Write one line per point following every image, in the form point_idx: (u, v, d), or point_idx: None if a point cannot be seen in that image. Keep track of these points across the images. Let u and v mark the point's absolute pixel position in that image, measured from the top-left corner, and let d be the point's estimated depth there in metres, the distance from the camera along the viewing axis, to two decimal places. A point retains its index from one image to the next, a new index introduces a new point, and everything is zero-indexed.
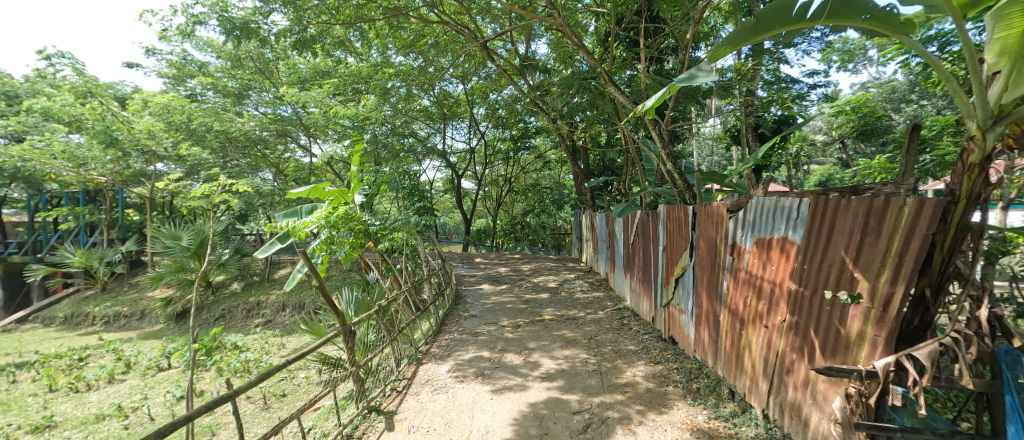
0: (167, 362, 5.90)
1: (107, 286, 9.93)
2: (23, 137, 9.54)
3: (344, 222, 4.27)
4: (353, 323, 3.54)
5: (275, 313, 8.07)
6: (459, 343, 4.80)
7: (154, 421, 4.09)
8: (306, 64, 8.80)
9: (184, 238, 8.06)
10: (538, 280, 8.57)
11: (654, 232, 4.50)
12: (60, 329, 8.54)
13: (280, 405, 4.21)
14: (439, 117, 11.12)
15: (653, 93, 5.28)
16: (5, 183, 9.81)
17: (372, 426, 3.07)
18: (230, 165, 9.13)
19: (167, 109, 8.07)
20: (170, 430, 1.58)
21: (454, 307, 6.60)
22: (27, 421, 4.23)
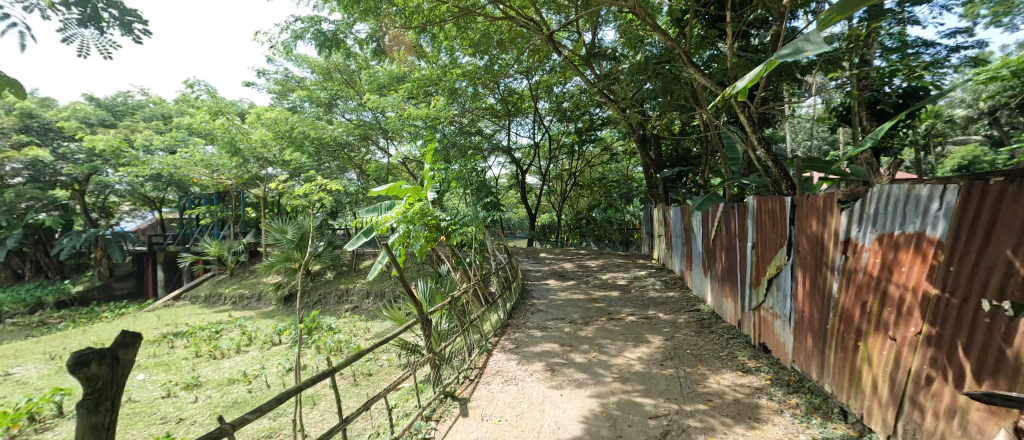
0: (278, 338, 6.88)
1: (234, 272, 11.85)
2: (174, 149, 11.74)
3: (420, 217, 4.52)
4: (430, 313, 3.75)
5: (361, 300, 8.92)
6: (527, 338, 4.84)
7: (270, 387, 4.81)
8: (384, 71, 9.45)
9: (289, 231, 9.26)
10: (607, 277, 8.30)
11: (741, 227, 4.06)
12: (202, 306, 10.43)
13: (368, 383, 4.66)
14: (505, 114, 11.22)
15: (739, 72, 4.74)
16: (164, 187, 12.21)
17: (448, 411, 3.24)
18: (323, 167, 10.25)
19: (275, 120, 9.32)
20: (286, 397, 1.83)
21: (522, 301, 6.68)
22: (182, 379, 5.25)
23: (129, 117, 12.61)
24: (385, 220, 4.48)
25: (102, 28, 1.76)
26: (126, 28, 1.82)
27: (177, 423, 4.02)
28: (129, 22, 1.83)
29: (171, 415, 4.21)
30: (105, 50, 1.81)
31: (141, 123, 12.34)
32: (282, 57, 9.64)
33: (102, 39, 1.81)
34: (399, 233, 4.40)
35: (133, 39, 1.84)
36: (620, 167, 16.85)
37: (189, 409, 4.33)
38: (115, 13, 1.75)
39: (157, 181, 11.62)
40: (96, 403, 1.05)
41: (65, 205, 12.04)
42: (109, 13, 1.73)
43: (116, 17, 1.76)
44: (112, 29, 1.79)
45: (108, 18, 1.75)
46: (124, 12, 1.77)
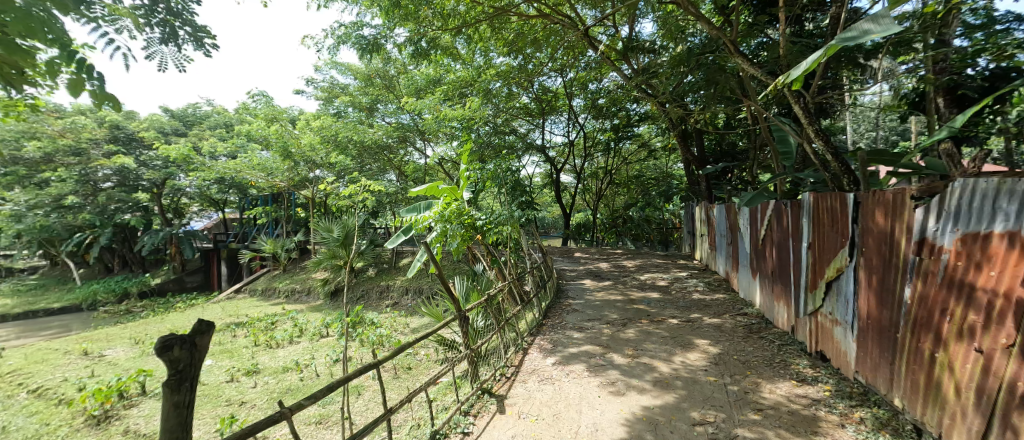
0: (326, 331, 7.30)
1: (286, 268, 12.71)
2: (234, 155, 12.76)
3: (456, 216, 4.62)
4: (467, 310, 3.82)
5: (401, 296, 9.25)
6: (563, 338, 4.82)
7: (319, 376, 5.12)
8: (422, 75, 9.68)
9: (335, 230, 9.79)
10: (645, 277, 8.06)
11: (795, 226, 3.80)
12: (259, 299, 11.29)
13: (408, 376, 4.84)
14: (539, 113, 11.14)
15: (792, 60, 4.42)
16: (226, 189, 13.31)
17: (486, 407, 3.29)
18: (365, 169, 10.71)
19: (322, 125, 9.87)
20: (334, 388, 1.95)
21: (557, 300, 6.64)
22: (243, 366, 5.72)
23: (197, 126, 13.87)
24: (423, 220, 4.62)
25: (175, 43, 1.83)
26: (198, 44, 1.91)
27: (240, 405, 4.39)
28: (201, 39, 1.93)
29: (235, 398, 4.60)
30: (178, 64, 1.89)
31: (207, 131, 13.53)
32: (327, 65, 10.16)
33: (172, 53, 1.86)
34: (437, 232, 4.51)
35: (204, 55, 1.92)
36: (660, 163, 16.25)
37: (249, 394, 4.71)
38: (187, 28, 1.83)
39: (221, 184, 12.69)
40: (179, 383, 1.19)
41: (146, 207, 13.48)
42: (183, 29, 1.81)
43: (190, 33, 1.85)
44: (184, 45, 1.86)
45: (183, 36, 1.83)
46: (197, 28, 1.86)
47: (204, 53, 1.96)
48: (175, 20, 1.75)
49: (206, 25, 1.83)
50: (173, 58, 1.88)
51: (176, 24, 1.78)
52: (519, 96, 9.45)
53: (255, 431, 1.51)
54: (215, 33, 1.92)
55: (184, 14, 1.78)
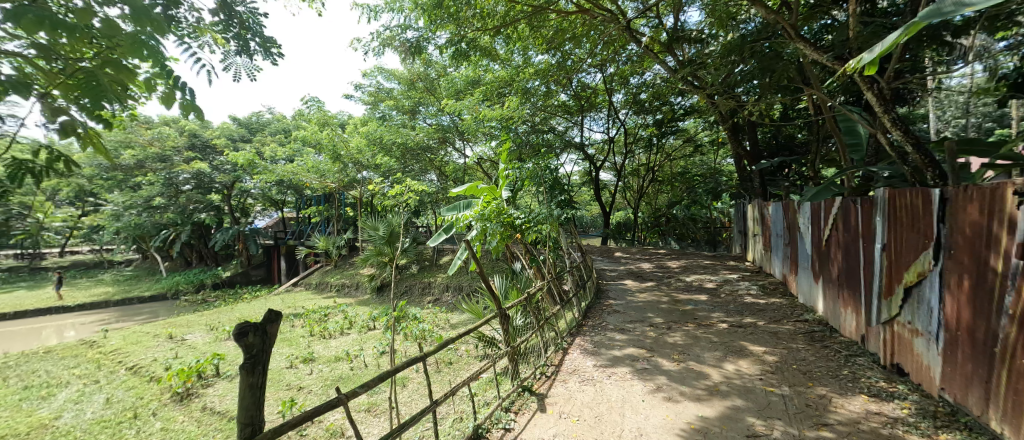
0: (373, 324, 7.69)
1: (337, 264, 13.51)
2: (291, 158, 13.74)
3: (496, 215, 4.64)
4: (507, 308, 3.84)
5: (441, 293, 9.52)
6: (604, 339, 4.73)
7: (367, 366, 5.41)
8: (461, 76, 9.81)
9: (380, 229, 10.26)
10: (691, 279, 7.70)
11: (865, 224, 3.44)
12: (313, 292, 12.11)
13: (449, 371, 4.98)
14: (578, 110, 10.93)
15: (863, 43, 4.01)
16: (284, 190, 14.39)
17: (527, 405, 3.31)
18: (408, 170, 11.10)
19: (369, 129, 10.36)
20: (381, 380, 2.07)
21: (597, 300, 6.52)
22: (301, 353, 6.18)
23: (259, 133, 15.11)
24: (464, 218, 4.71)
25: (248, 54, 2.11)
26: (267, 53, 2.17)
27: (298, 390, 4.74)
28: (270, 49, 2.19)
29: (293, 383, 4.97)
30: (247, 72, 2.16)
31: (268, 137, 14.70)
32: (373, 71, 10.63)
33: (246, 63, 2.14)
34: (476, 230, 4.57)
35: (272, 64, 2.18)
36: (707, 159, 15.42)
37: (306, 379, 5.08)
38: (258, 40, 2.09)
39: (279, 186, 13.74)
40: (253, 366, 1.39)
41: (217, 207, 14.92)
42: (254, 41, 2.08)
43: (260, 44, 2.09)
44: (256, 55, 2.13)
45: (255, 48, 2.10)
46: (265, 39, 2.11)
47: (271, 61, 2.22)
48: (247, 34, 2.01)
49: (272, 37, 2.08)
50: (247, 68, 2.16)
51: (248, 37, 2.04)
52: (557, 94, 9.36)
53: (317, 414, 1.65)
54: (280, 43, 2.16)
55: (254, 27, 2.04)
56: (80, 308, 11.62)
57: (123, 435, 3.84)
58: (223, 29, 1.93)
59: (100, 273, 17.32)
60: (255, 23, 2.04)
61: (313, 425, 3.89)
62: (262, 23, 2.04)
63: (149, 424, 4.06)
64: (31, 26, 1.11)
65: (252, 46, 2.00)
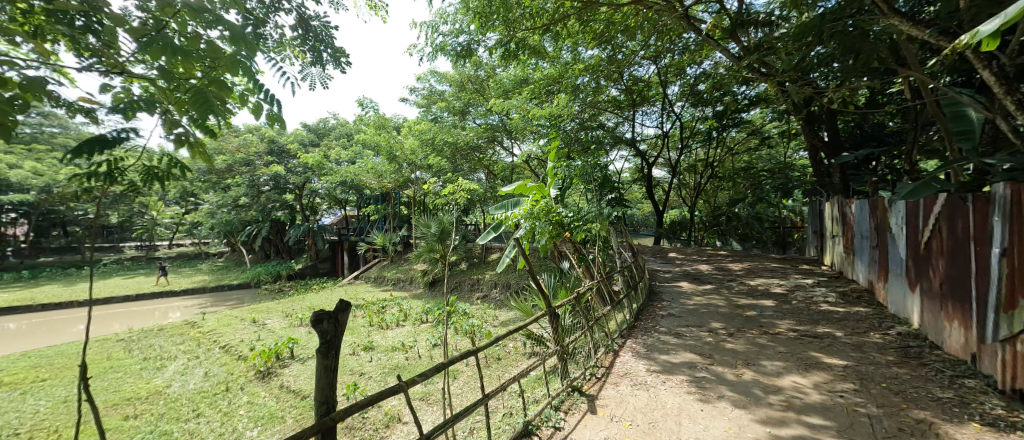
0: (425, 317, 8.05)
1: (393, 259, 14.31)
2: (353, 160, 14.73)
3: (545, 214, 4.60)
4: (557, 307, 3.80)
5: (489, 289, 9.70)
6: (658, 343, 4.54)
7: (421, 357, 5.68)
8: (510, 76, 9.83)
9: (433, 226, 10.69)
10: (756, 282, 7.12)
11: (977, 225, 2.96)
12: (372, 285, 12.93)
13: (499, 366, 5.08)
14: (629, 106, 10.43)
15: (977, 15, 3.43)
16: (347, 190, 15.48)
17: (577, 405, 3.28)
18: (459, 169, 11.40)
19: (422, 130, 10.78)
20: (433, 373, 2.22)
21: (649, 303, 6.27)
22: (362, 341, 6.65)
23: (325, 137, 16.38)
24: (512, 217, 4.71)
25: (321, 64, 2.40)
26: (337, 63, 2.46)
27: (359, 376, 5.10)
28: (339, 59, 2.49)
29: (356, 369, 5.37)
30: (323, 80, 2.49)
31: (333, 141, 15.89)
32: (426, 75, 10.98)
33: (319, 72, 2.44)
34: (525, 229, 4.54)
35: (340, 71, 2.46)
36: (776, 152, 14.10)
37: (366, 366, 5.45)
38: (329, 52, 2.37)
39: (343, 187, 14.80)
40: (328, 350, 1.60)
41: (291, 206, 16.44)
42: (326, 53, 2.37)
43: (331, 55, 2.39)
44: (327, 65, 2.42)
45: (326, 58, 2.39)
46: (336, 51, 2.40)
47: (340, 70, 2.51)
48: (321, 47, 2.31)
49: (341, 47, 2.36)
50: (320, 77, 2.47)
51: (322, 49, 2.34)
52: (608, 89, 9.09)
53: (380, 398, 1.86)
54: (348, 53, 2.45)
55: (327, 40, 2.33)
56: (184, 293, 13.46)
57: (218, 405, 4.40)
58: (301, 43, 2.23)
59: (199, 263, 19.90)
60: (327, 37, 2.33)
61: (374, 409, 4.16)
62: (334, 37, 2.33)
63: (238, 397, 4.61)
64: (160, 53, 1.37)
65: (325, 58, 2.30)
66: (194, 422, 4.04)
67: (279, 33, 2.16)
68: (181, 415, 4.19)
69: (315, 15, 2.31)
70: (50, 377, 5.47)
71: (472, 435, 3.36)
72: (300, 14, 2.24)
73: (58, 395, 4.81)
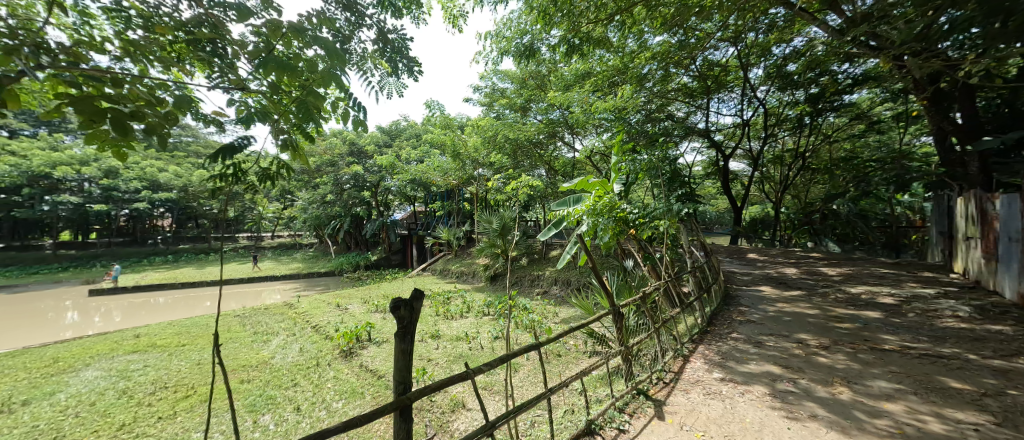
0: (487, 309, 8.29)
1: (457, 253, 14.91)
2: (421, 159, 15.54)
3: (609, 210, 4.35)
4: (622, 306, 3.64)
5: (550, 285, 9.68)
6: (734, 351, 4.18)
7: (484, 348, 5.90)
8: (570, 70, 8.97)
9: (494, 222, 10.92)
10: (859, 290, 6.20)
11: None
12: (438, 277, 13.63)
13: (560, 362, 5.08)
14: (702, 93, 9.11)
15: None
16: (416, 188, 16.39)
17: (643, 409, 3.15)
18: (520, 166, 11.43)
19: (485, 128, 10.98)
20: (497, 364, 2.30)
21: (725, 307, 5.77)
22: (430, 329, 7.07)
23: (397, 138, 17.51)
24: (574, 213, 4.50)
25: (396, 74, 2.58)
26: (410, 73, 2.62)
27: (427, 362, 5.43)
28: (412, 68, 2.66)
29: (424, 355, 5.73)
30: (398, 88, 2.67)
31: (404, 142, 16.94)
32: (489, 74, 11.10)
33: (394, 81, 2.63)
34: (587, 225, 4.33)
35: (413, 79, 2.63)
36: (888, 139, 12.03)
37: (434, 353, 5.79)
38: (403, 62, 2.54)
39: (412, 185, 15.72)
40: (404, 332, 1.74)
41: (367, 202, 17.91)
42: (401, 63, 2.55)
43: (406, 65, 2.56)
44: (401, 75, 2.60)
45: (401, 68, 2.57)
46: (409, 60, 2.56)
47: (413, 79, 2.68)
48: (397, 57, 2.49)
49: (414, 57, 2.52)
50: (395, 86, 2.66)
51: (397, 60, 2.53)
52: (678, 76, 8.43)
53: (449, 383, 1.98)
54: (420, 62, 2.60)
55: (402, 51, 2.51)
56: (282, 278, 15.42)
57: (311, 377, 5.01)
58: (380, 55, 2.44)
59: (295, 252, 22.65)
60: (402, 48, 2.51)
61: (440, 393, 4.38)
62: (408, 48, 2.51)
63: (326, 372, 5.19)
64: (271, 71, 1.62)
65: (401, 68, 2.49)
66: (293, 390, 4.64)
67: (362, 47, 2.38)
68: (283, 383, 4.83)
69: (392, 29, 2.51)
70: (188, 343, 6.65)
71: (534, 428, 3.40)
72: (379, 29, 2.44)
73: (193, 358, 5.83)
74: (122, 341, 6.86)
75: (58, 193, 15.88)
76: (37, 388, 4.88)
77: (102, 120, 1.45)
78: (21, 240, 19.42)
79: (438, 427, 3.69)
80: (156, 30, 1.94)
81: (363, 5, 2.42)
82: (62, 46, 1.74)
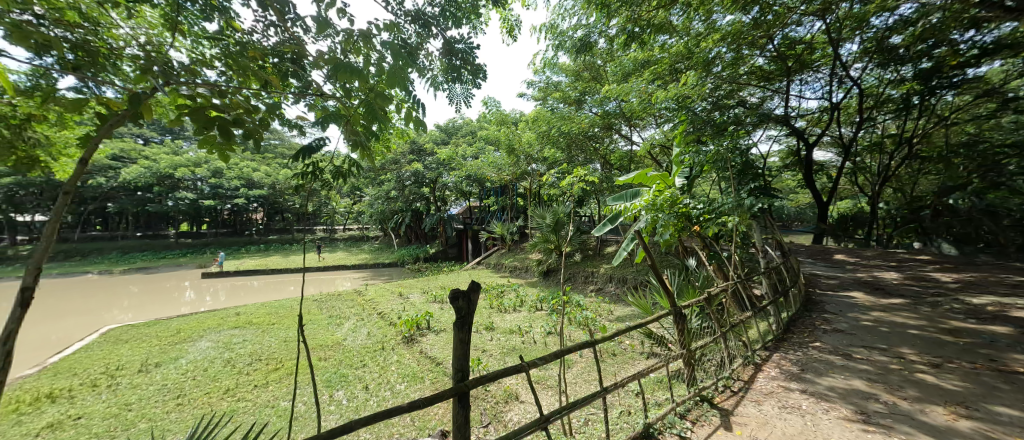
0: (540, 304, 8.29)
1: (511, 248, 15.08)
2: (476, 155, 15.88)
3: (670, 205, 4.06)
4: (684, 307, 3.40)
5: (605, 282, 9.41)
6: (817, 362, 3.74)
7: (537, 342, 5.92)
8: (629, 58, 8.57)
9: (548, 217, 10.86)
10: (982, 300, 5.22)
11: None
12: (492, 271, 13.90)
13: (615, 361, 4.94)
14: (781, 75, 8.15)
15: None
16: (471, 184, 16.82)
17: (707, 417, 2.96)
18: (574, 160, 11.17)
19: (539, 122, 10.89)
20: (551, 359, 2.30)
21: (806, 314, 5.19)
22: (484, 321, 7.25)
23: (454, 136, 18.07)
24: (632, 208, 4.28)
25: (462, 83, 2.67)
26: (476, 81, 2.70)
27: (482, 352, 5.58)
28: (478, 76, 2.73)
29: (480, 345, 5.90)
30: (464, 97, 2.76)
31: (460, 139, 17.43)
32: (542, 68, 10.91)
33: (461, 91, 2.73)
34: (645, 221, 4.10)
35: (478, 87, 2.70)
36: None
37: (488, 344, 5.94)
38: (469, 69, 2.62)
39: (468, 181, 16.15)
40: (463, 319, 1.81)
41: (426, 197, 18.73)
42: (467, 71, 2.63)
43: (472, 74, 2.64)
44: (467, 84, 2.68)
45: (468, 77, 2.64)
46: (474, 68, 2.63)
47: (478, 87, 2.75)
48: (462, 65, 2.58)
49: (480, 64, 2.59)
50: (462, 94, 2.75)
51: (463, 67, 2.61)
52: (751, 59, 7.51)
53: (504, 374, 2.03)
54: (485, 69, 2.66)
55: (468, 59, 2.59)
56: (352, 267, 16.77)
57: (377, 360, 5.40)
58: (446, 63, 2.55)
59: (363, 244, 24.48)
60: (468, 56, 2.60)
61: (495, 384, 4.49)
62: (475, 56, 2.58)
63: (390, 356, 5.56)
64: (345, 76, 1.78)
65: (467, 75, 2.56)
66: (362, 370, 5.04)
67: (430, 57, 2.51)
68: (354, 363, 5.28)
69: (459, 39, 2.60)
70: (277, 322, 7.52)
71: (588, 426, 3.34)
72: (446, 39, 2.55)
73: (281, 335, 6.58)
74: (226, 318, 7.97)
75: (179, 191, 18.80)
76: (165, 353, 5.83)
77: (211, 127, 1.67)
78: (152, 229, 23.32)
79: (492, 416, 3.80)
80: (252, 48, 2.20)
81: (432, 17, 2.55)
82: (182, 65, 2.05)
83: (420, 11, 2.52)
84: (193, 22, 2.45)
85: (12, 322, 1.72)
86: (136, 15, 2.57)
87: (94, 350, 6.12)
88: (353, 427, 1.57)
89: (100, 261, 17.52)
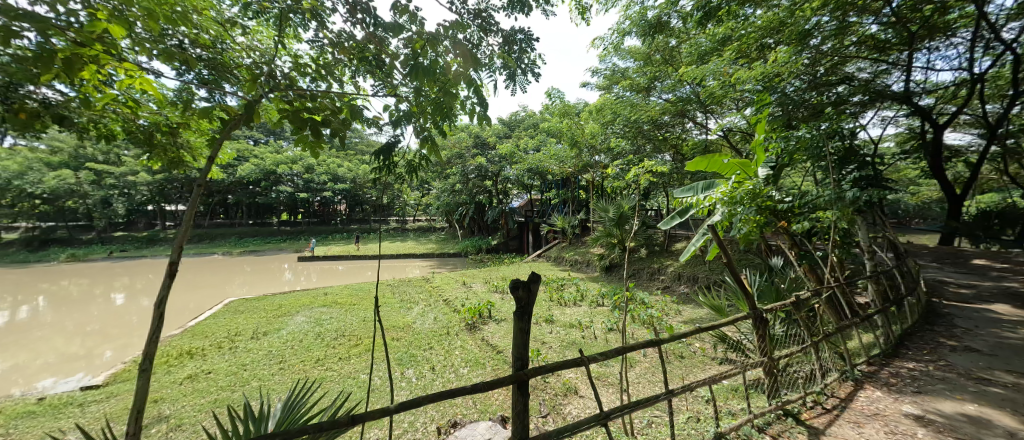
0: (602, 300, 8.08)
1: (572, 242, 14.87)
2: (539, 148, 15.79)
3: (752, 198, 3.62)
4: (767, 312, 3.02)
5: (673, 280, 8.85)
6: (940, 384, 3.15)
7: (598, 338, 5.78)
8: (708, 37, 7.75)
9: (612, 210, 10.45)
10: None
11: None
12: (553, 264, 13.87)
13: (684, 364, 4.63)
14: (901, 47, 6.75)
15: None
16: (533, 177, 16.84)
17: (792, 433, 2.67)
18: (641, 150, 10.51)
19: (604, 111, 10.42)
20: (612, 354, 2.21)
21: (923, 327, 4.40)
22: (544, 313, 7.28)
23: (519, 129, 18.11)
24: (705, 201, 3.91)
25: (520, 74, 2.66)
26: (534, 72, 2.66)
27: (542, 344, 5.61)
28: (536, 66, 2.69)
29: (540, 337, 5.93)
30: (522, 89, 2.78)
31: (524, 132, 17.43)
32: (608, 54, 10.29)
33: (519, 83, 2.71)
34: (721, 215, 3.72)
35: (536, 78, 2.67)
36: None
37: (547, 336, 5.96)
38: (528, 61, 2.61)
39: (530, 174, 16.12)
40: (524, 307, 1.82)
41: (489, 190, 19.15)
42: (525, 63, 2.61)
43: (530, 66, 2.63)
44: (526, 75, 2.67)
45: (525, 68, 2.63)
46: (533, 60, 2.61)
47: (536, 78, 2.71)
48: (521, 57, 2.57)
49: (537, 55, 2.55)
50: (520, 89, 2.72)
51: (521, 60, 2.58)
52: (861, 26, 6.28)
53: (564, 366, 2.00)
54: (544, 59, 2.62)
55: (526, 51, 2.57)
56: (421, 256, 17.86)
57: (442, 343, 5.72)
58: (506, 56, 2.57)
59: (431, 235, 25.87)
60: (527, 47, 2.57)
61: (554, 376, 4.48)
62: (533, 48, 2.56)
63: (455, 340, 5.84)
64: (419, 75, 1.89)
65: (524, 67, 2.55)
66: (429, 352, 5.37)
67: (490, 52, 2.54)
68: (422, 345, 5.65)
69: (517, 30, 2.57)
70: (357, 303, 8.30)
71: (652, 428, 3.20)
72: (505, 32, 2.55)
73: (360, 315, 7.25)
74: (317, 297, 9.01)
75: (279, 185, 21.47)
76: (271, 324, 6.78)
77: (305, 128, 1.86)
78: (260, 218, 27.11)
79: (551, 407, 3.80)
80: (339, 51, 2.40)
81: (493, 15, 2.57)
82: (284, 73, 2.28)
83: (482, 9, 2.54)
84: (297, 34, 2.71)
85: (162, 292, 2.03)
86: (254, 33, 2.94)
87: (218, 317, 7.31)
88: (422, 403, 1.66)
89: (222, 244, 20.86)
